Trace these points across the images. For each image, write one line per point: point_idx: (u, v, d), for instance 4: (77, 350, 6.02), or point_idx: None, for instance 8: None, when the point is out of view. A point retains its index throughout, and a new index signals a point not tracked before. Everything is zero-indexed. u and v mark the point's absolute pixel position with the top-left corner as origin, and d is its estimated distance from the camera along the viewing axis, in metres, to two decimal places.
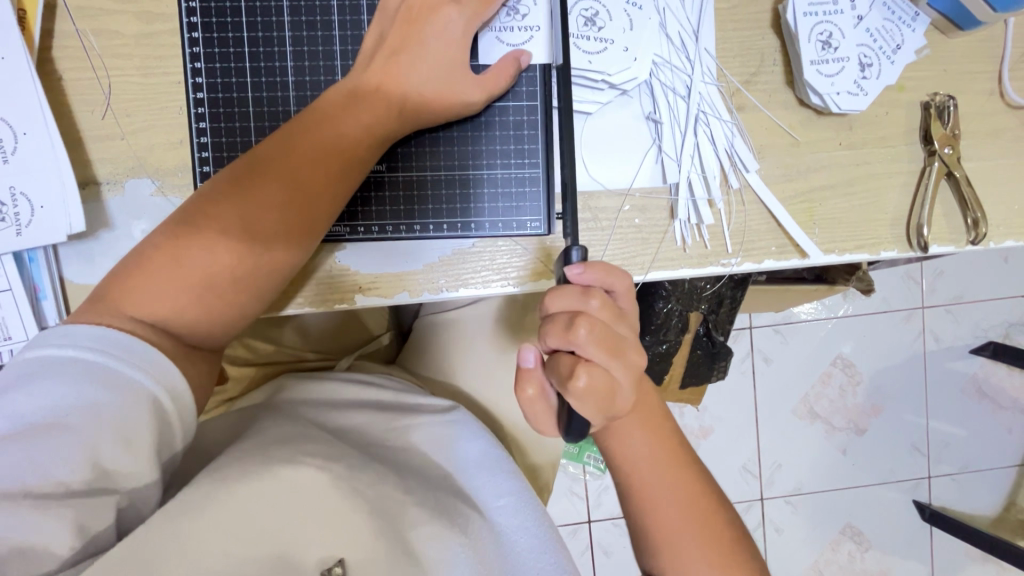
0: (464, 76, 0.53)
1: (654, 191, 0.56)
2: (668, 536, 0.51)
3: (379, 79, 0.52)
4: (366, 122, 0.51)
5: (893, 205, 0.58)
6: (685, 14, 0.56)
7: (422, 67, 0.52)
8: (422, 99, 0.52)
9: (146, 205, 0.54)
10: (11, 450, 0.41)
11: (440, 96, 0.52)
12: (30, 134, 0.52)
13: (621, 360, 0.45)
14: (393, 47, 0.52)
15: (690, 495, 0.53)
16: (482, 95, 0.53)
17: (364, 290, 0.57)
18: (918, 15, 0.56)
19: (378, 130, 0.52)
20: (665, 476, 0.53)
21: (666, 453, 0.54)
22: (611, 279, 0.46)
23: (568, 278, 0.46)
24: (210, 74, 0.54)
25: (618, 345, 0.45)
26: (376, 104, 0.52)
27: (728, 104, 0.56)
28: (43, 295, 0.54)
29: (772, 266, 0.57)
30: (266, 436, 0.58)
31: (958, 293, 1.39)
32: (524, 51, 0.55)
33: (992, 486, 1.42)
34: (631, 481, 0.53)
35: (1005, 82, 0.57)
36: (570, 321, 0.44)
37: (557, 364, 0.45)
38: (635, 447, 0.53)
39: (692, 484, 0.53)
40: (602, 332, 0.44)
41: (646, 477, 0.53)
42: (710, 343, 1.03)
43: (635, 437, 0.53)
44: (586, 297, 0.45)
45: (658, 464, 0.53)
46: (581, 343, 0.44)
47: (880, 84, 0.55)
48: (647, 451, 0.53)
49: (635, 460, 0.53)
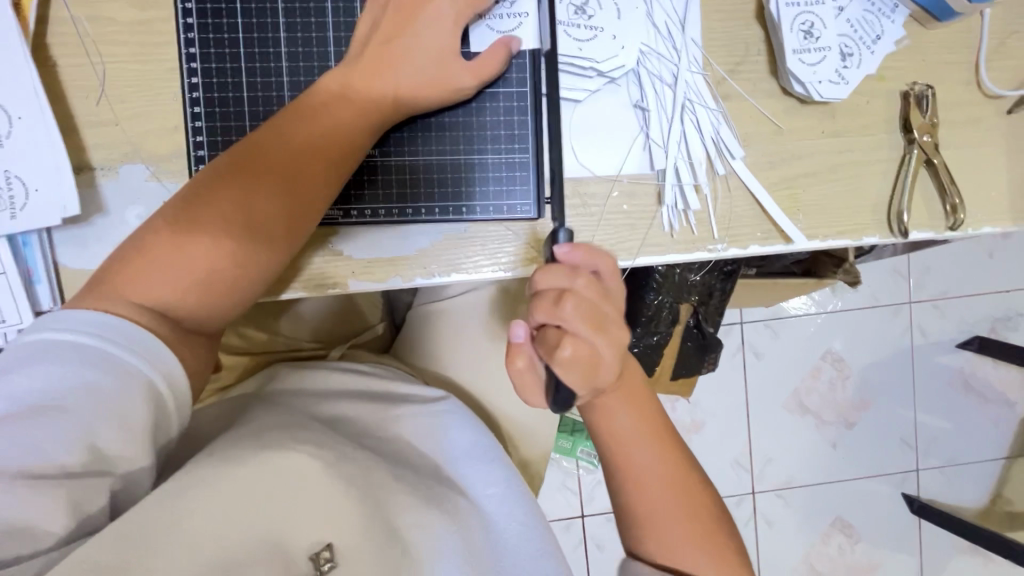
0: (455, 62, 0.54)
1: (642, 177, 0.57)
2: (654, 517, 0.55)
3: (371, 68, 0.53)
4: (361, 112, 0.53)
5: (875, 193, 0.59)
6: (671, 4, 0.57)
7: (414, 56, 0.53)
8: (415, 88, 0.53)
9: (141, 190, 0.55)
10: (9, 430, 0.42)
11: (431, 84, 0.54)
12: (25, 118, 0.52)
13: (606, 335, 0.46)
14: (386, 35, 0.53)
15: (671, 471, 0.56)
16: (473, 79, 0.54)
17: (356, 274, 0.57)
18: (897, 6, 0.57)
19: (372, 119, 0.53)
20: (648, 454, 0.56)
21: (653, 429, 0.57)
22: (595, 260, 0.48)
23: (557, 256, 0.47)
24: (205, 59, 0.55)
25: (604, 323, 0.46)
26: (370, 93, 0.53)
27: (713, 93, 0.58)
28: (37, 279, 0.54)
29: (758, 251, 0.59)
30: (259, 424, 0.59)
31: (944, 288, 1.41)
32: (514, 38, 0.55)
33: (979, 478, 1.44)
34: (616, 458, 0.57)
35: (982, 73, 0.59)
36: (557, 298, 0.45)
37: (543, 336, 0.46)
38: (621, 427, 0.56)
39: (673, 461, 0.57)
40: (588, 308, 0.45)
41: (631, 454, 0.56)
42: (700, 334, 1.05)
43: (622, 417, 0.56)
44: (573, 276, 0.46)
45: (642, 442, 0.56)
46: (567, 318, 0.44)
47: (860, 74, 0.57)
48: (632, 430, 0.56)
49: (621, 439, 0.56)
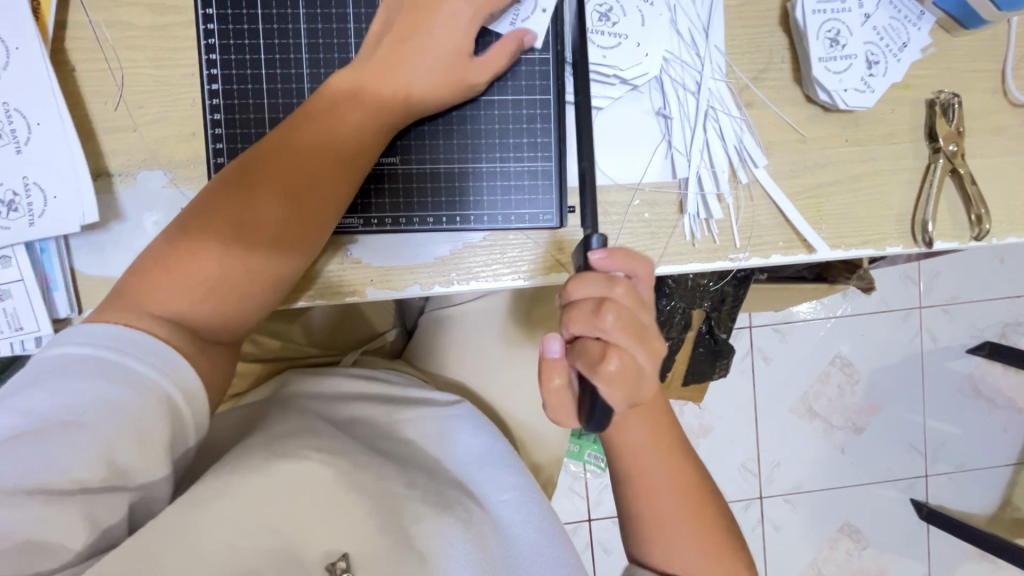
0: (466, 69, 0.53)
1: (663, 185, 0.57)
2: (668, 533, 0.55)
3: (383, 68, 0.52)
4: (374, 112, 0.52)
5: (899, 202, 0.58)
6: (696, 9, 0.56)
7: (429, 57, 0.52)
8: (430, 89, 0.52)
9: (158, 197, 0.54)
10: (27, 447, 0.41)
11: (442, 81, 0.52)
12: (43, 124, 0.52)
13: (648, 347, 0.46)
14: (403, 36, 0.52)
15: (680, 485, 0.56)
16: (486, 75, 0.53)
17: (375, 282, 0.57)
18: (924, 14, 0.57)
19: (386, 120, 0.52)
20: (658, 468, 0.55)
21: (665, 446, 0.56)
22: (633, 265, 0.48)
23: (592, 262, 0.47)
24: (225, 65, 0.54)
25: (644, 335, 0.46)
26: (381, 91, 0.52)
27: (737, 100, 0.57)
28: (55, 286, 0.54)
29: (779, 261, 0.58)
30: (273, 432, 0.58)
31: (955, 293, 1.40)
32: (527, 31, 0.54)
33: (989, 485, 1.43)
34: (629, 474, 0.56)
35: (1008, 81, 0.58)
36: (595, 309, 0.45)
37: (584, 349, 0.45)
38: (634, 442, 0.56)
39: (678, 467, 0.56)
40: (629, 319, 0.45)
41: (645, 468, 0.55)
42: (712, 341, 1.05)
43: (636, 433, 0.56)
44: (610, 284, 0.46)
45: (654, 458, 0.56)
46: (607, 329, 0.44)
47: (886, 82, 0.56)
48: (644, 446, 0.56)
49: (636, 453, 0.56)
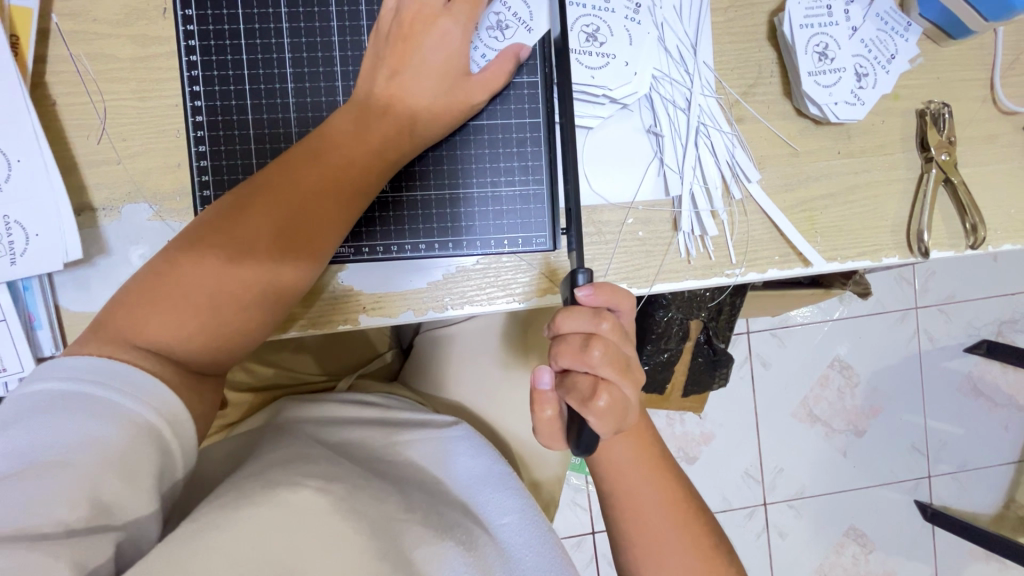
0: (462, 93, 0.52)
1: (657, 204, 0.56)
2: (660, 553, 0.53)
3: (387, 100, 0.51)
4: (376, 146, 0.51)
5: (894, 211, 0.58)
6: (683, 26, 0.56)
7: (427, 85, 0.52)
8: (430, 120, 0.52)
9: (143, 230, 0.53)
10: (6, 490, 0.39)
11: (442, 108, 0.52)
12: (24, 160, 0.51)
13: (632, 380, 0.45)
14: (402, 63, 0.51)
15: (670, 505, 0.55)
16: (485, 95, 0.53)
17: (368, 309, 0.56)
18: (911, 25, 0.56)
19: (388, 153, 0.51)
20: (646, 487, 0.55)
21: (651, 464, 0.56)
22: (617, 299, 0.47)
23: (577, 299, 0.46)
24: (210, 96, 0.53)
25: (628, 367, 0.45)
26: (384, 123, 0.51)
27: (727, 116, 0.57)
28: (39, 324, 0.52)
29: (776, 275, 0.58)
30: (266, 463, 0.57)
31: (950, 293, 1.40)
32: (524, 45, 0.54)
33: (992, 484, 1.42)
34: (616, 499, 0.55)
35: (997, 89, 0.58)
36: (584, 344, 0.44)
37: (573, 384, 0.45)
38: (620, 461, 0.55)
39: (667, 486, 0.55)
40: (614, 354, 0.44)
41: (632, 487, 0.55)
42: (711, 351, 1.03)
43: (621, 452, 0.55)
44: (597, 319, 0.45)
45: (641, 476, 0.55)
46: (594, 364, 0.44)
47: (876, 94, 0.56)
48: (631, 465, 0.55)
49: (622, 481, 0.55)
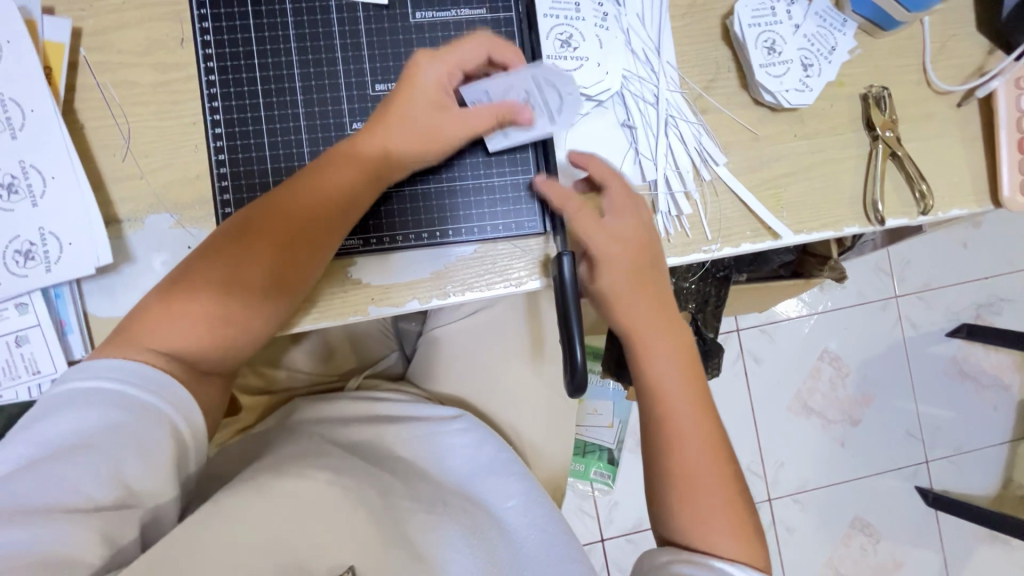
0: (442, 119, 0.56)
1: (635, 189, 0.62)
2: (691, 488, 0.57)
3: (375, 126, 0.56)
4: (365, 166, 0.55)
5: (850, 187, 0.64)
6: (646, 31, 0.63)
7: (411, 113, 0.56)
8: (412, 144, 0.56)
9: (165, 236, 0.58)
10: (42, 474, 0.43)
11: (423, 134, 0.56)
12: (57, 177, 0.56)
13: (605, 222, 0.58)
14: (390, 99, 0.56)
15: (708, 439, 0.58)
16: (462, 124, 0.57)
17: (376, 300, 0.60)
18: (846, 20, 0.64)
19: (376, 172, 0.55)
20: (690, 418, 0.58)
21: (694, 395, 0.59)
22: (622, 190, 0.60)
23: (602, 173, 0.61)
24: (227, 110, 0.59)
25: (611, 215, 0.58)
26: (371, 145, 0.55)
27: (692, 108, 0.63)
28: (69, 329, 0.57)
29: (750, 249, 0.63)
30: (282, 457, 0.60)
31: (926, 279, 1.47)
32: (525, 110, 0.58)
33: (987, 464, 1.46)
34: (663, 424, 0.58)
35: (930, 72, 0.65)
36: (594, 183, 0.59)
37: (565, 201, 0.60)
38: (669, 383, 0.59)
39: (709, 425, 0.58)
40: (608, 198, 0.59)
41: (677, 416, 0.58)
42: (700, 340, 1.08)
43: (670, 376, 0.59)
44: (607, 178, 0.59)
45: (687, 407, 0.58)
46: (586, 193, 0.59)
47: (822, 81, 0.63)
48: (679, 386, 0.59)
49: (672, 419, 0.58)
